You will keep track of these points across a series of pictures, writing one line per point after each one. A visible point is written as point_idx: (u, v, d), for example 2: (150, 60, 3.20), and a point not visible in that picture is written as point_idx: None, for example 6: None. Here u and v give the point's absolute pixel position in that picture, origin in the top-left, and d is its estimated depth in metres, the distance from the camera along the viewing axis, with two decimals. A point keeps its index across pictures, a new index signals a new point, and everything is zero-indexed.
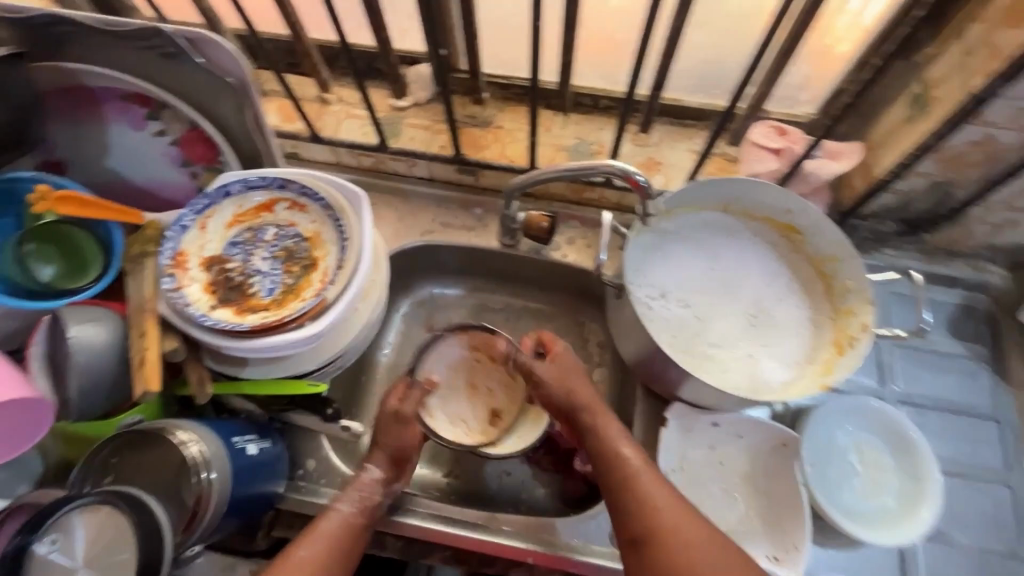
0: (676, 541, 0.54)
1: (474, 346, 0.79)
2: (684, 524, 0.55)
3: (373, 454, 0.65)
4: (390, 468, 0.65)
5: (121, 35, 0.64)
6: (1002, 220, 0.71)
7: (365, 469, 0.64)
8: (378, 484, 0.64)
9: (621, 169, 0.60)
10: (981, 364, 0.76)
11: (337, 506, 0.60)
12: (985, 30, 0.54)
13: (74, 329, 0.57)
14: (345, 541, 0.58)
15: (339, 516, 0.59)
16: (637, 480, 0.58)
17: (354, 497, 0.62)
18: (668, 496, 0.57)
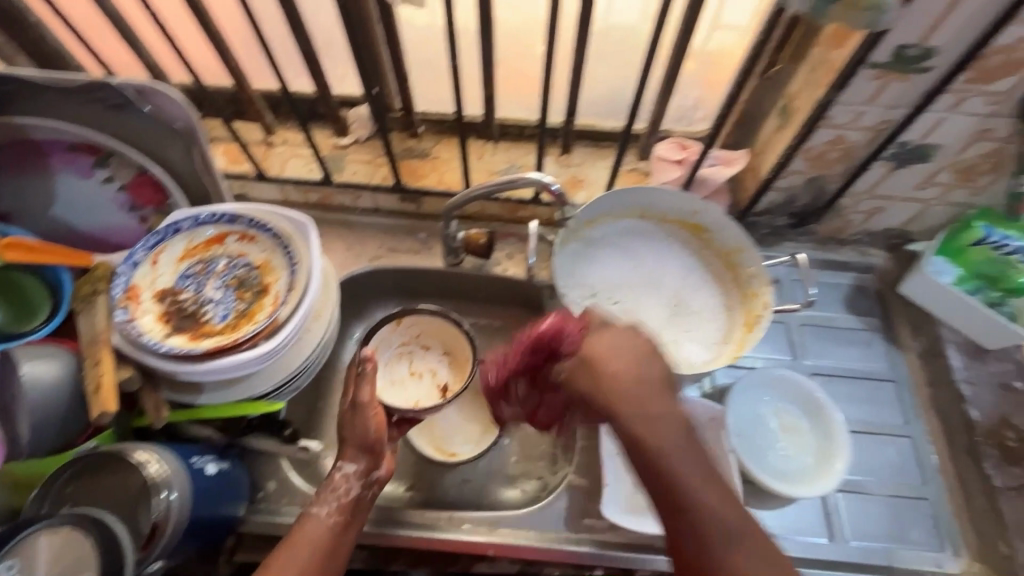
0: (713, 532, 0.49)
1: (407, 335, 0.87)
2: (727, 513, 0.49)
3: (346, 450, 0.65)
4: (366, 460, 0.65)
5: (71, 89, 0.69)
6: (871, 208, 0.83)
7: (338, 467, 0.64)
8: (353, 479, 0.64)
9: (538, 180, 0.70)
10: (875, 334, 0.87)
11: (314, 511, 0.62)
12: (821, 51, 0.66)
13: (26, 364, 0.59)
14: (325, 546, 0.60)
15: (317, 523, 0.61)
16: (681, 484, 0.49)
17: (332, 498, 0.63)
18: (712, 493, 0.49)
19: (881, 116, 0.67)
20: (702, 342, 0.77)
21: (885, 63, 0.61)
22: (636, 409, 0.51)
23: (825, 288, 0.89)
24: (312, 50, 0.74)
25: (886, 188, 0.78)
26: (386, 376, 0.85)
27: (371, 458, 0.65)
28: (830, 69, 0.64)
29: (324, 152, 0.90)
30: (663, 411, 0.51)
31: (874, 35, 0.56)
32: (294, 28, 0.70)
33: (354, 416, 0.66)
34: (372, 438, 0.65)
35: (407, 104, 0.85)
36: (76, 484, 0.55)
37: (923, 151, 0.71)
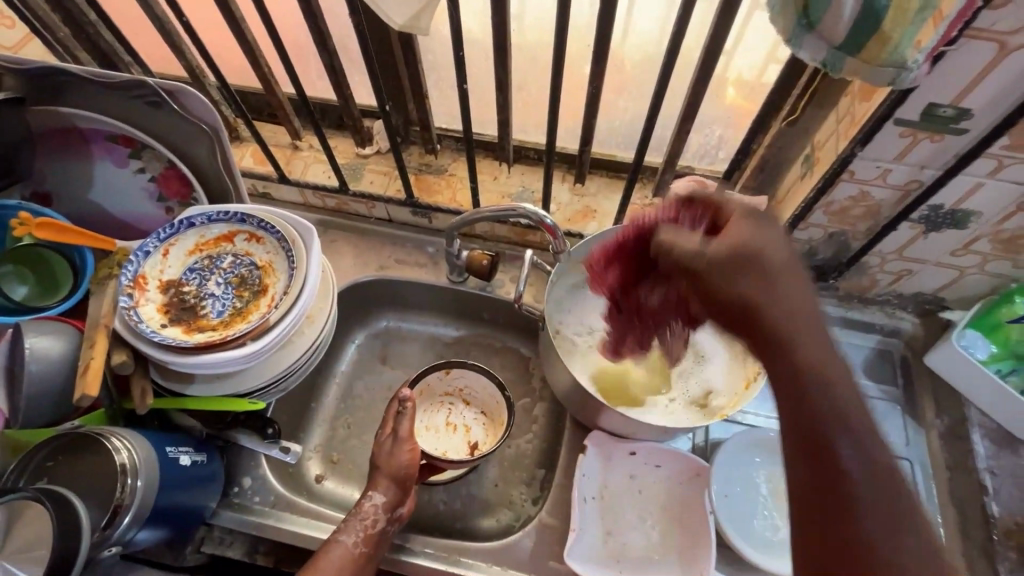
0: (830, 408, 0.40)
1: (450, 387, 0.86)
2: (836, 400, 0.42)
3: (377, 482, 0.68)
4: (391, 496, 0.67)
5: (111, 85, 0.74)
6: (899, 269, 0.77)
7: (368, 496, 0.67)
8: (381, 510, 0.66)
9: (533, 214, 0.69)
10: (894, 405, 0.80)
11: (340, 538, 0.64)
12: (849, 102, 0.62)
13: (30, 340, 0.63)
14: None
15: (342, 551, 0.62)
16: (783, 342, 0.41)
17: (358, 528, 0.65)
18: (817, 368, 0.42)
19: (909, 175, 0.63)
20: (692, 396, 0.73)
21: (913, 120, 0.57)
22: (783, 288, 0.42)
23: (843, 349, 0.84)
24: (336, 63, 0.77)
25: (917, 251, 0.73)
26: (423, 420, 0.85)
27: (397, 494, 0.68)
28: (854, 121, 0.60)
29: (345, 161, 0.93)
30: (812, 313, 0.42)
31: (899, 92, 0.53)
32: (321, 42, 0.73)
33: (392, 452, 0.69)
34: (402, 476, 0.68)
35: (426, 120, 0.86)
36: (55, 459, 0.57)
37: (957, 216, 0.66)
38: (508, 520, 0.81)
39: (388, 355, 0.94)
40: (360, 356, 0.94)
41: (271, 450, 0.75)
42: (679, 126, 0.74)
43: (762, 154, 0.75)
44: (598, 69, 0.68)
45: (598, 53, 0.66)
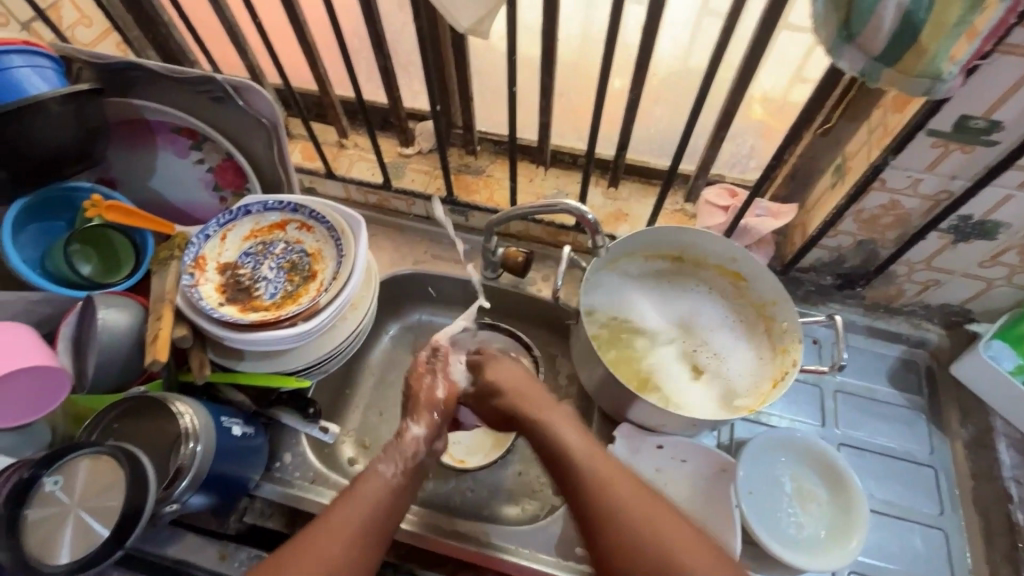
0: (626, 510, 0.57)
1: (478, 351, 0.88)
2: (625, 491, 0.59)
3: (417, 415, 0.73)
4: (431, 429, 0.72)
5: (182, 81, 0.79)
6: (927, 279, 0.79)
7: (408, 429, 0.71)
8: (421, 442, 0.70)
9: (575, 208, 0.73)
10: (919, 414, 0.81)
11: (378, 468, 0.65)
12: (882, 113, 0.65)
13: (102, 311, 0.67)
14: (387, 502, 0.63)
15: (381, 478, 0.64)
16: (582, 481, 0.60)
17: (396, 458, 0.67)
18: (608, 466, 0.61)
19: (940, 185, 0.65)
20: (723, 391, 0.77)
21: (946, 131, 0.59)
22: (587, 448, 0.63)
23: (869, 358, 0.85)
24: (390, 66, 0.82)
25: (944, 261, 0.75)
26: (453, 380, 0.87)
27: (436, 424, 0.73)
28: (887, 131, 0.63)
29: (388, 159, 0.97)
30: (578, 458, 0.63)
31: (934, 103, 0.55)
32: (378, 44, 0.78)
33: (430, 385, 0.76)
34: (441, 409, 0.75)
35: (468, 122, 0.90)
36: (121, 422, 0.63)
37: (986, 227, 0.68)
38: (534, 509, 0.83)
39: (420, 347, 0.98)
40: (393, 346, 0.98)
41: (311, 429, 0.80)
42: (714, 134, 0.78)
43: (794, 164, 0.77)
44: (639, 76, 0.72)
45: (641, 60, 0.70)
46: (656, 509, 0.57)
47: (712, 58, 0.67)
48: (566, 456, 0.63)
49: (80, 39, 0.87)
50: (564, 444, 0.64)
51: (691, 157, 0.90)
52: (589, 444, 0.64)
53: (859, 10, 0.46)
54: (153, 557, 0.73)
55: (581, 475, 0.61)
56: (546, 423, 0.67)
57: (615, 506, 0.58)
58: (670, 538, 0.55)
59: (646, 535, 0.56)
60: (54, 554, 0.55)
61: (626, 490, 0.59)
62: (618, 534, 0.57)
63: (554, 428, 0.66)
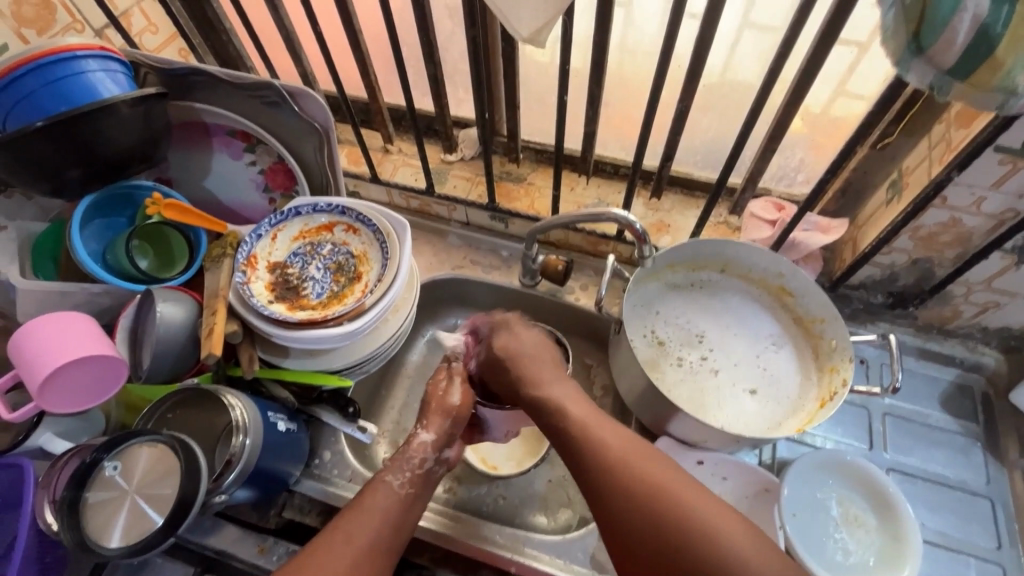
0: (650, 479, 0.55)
1: None
2: (635, 462, 0.57)
3: (428, 420, 0.69)
4: (441, 435, 0.68)
5: (242, 87, 0.81)
6: (985, 301, 0.76)
7: (418, 433, 0.67)
8: (429, 447, 0.66)
9: (623, 218, 0.72)
10: (974, 442, 0.78)
11: (386, 479, 0.63)
12: (945, 128, 0.63)
13: (160, 304, 0.69)
14: (393, 518, 0.60)
15: (389, 490, 0.62)
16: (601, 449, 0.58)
17: (405, 468, 0.64)
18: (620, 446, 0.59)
19: (1005, 204, 0.63)
20: (774, 407, 0.75)
21: (1015, 147, 0.57)
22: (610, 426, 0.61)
23: (921, 381, 0.82)
24: (438, 74, 0.83)
25: (1006, 283, 0.72)
26: None
27: (447, 431, 0.69)
28: (951, 147, 0.61)
29: (432, 165, 0.98)
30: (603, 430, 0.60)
31: (1005, 117, 0.54)
32: (429, 52, 0.79)
33: (444, 390, 0.72)
34: (453, 416, 0.70)
35: (512, 130, 0.91)
36: (174, 412, 0.67)
37: None
38: (568, 519, 0.82)
39: None
40: (430, 350, 0.98)
41: (350, 429, 0.79)
42: (764, 146, 0.76)
43: (846, 180, 0.76)
44: (690, 88, 0.71)
45: (693, 71, 0.69)
46: (677, 482, 0.54)
47: (767, 69, 0.66)
48: (578, 436, 0.60)
49: (147, 45, 0.90)
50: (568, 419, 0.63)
51: (736, 170, 0.88)
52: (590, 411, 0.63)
53: (931, 23, 0.45)
54: (196, 546, 0.76)
55: (599, 450, 0.58)
56: (547, 390, 0.66)
57: (629, 482, 0.55)
58: (696, 503, 0.53)
59: (670, 504, 0.53)
60: (107, 537, 0.57)
61: (644, 467, 0.56)
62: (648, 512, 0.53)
63: (560, 400, 0.64)
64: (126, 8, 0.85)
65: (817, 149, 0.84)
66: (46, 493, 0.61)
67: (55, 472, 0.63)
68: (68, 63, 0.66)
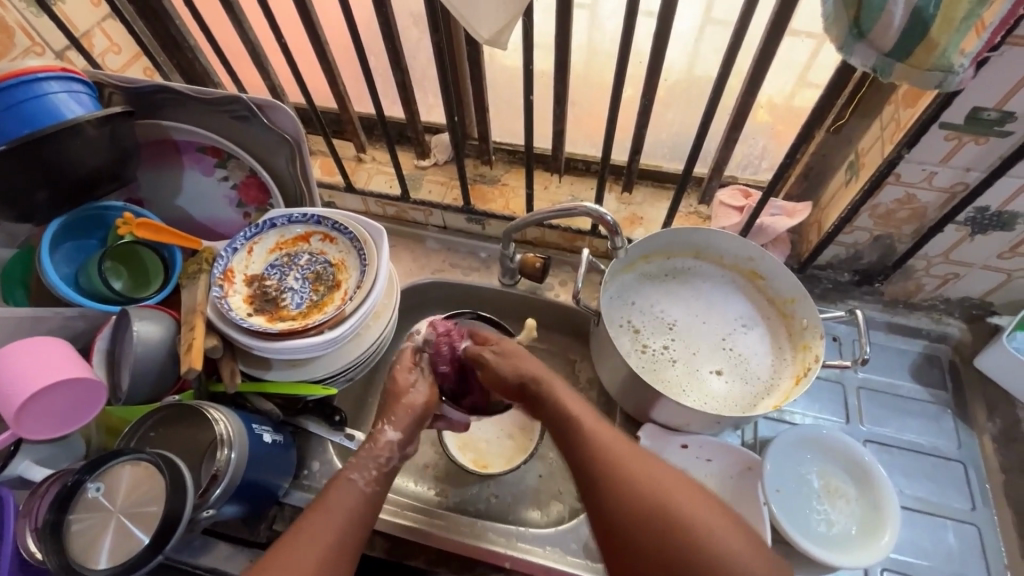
0: (639, 474, 0.56)
1: None
2: (645, 465, 0.57)
3: (393, 416, 0.66)
4: (407, 433, 0.65)
5: (207, 101, 0.81)
6: (946, 274, 0.79)
7: (382, 431, 0.65)
8: (394, 446, 0.64)
9: (594, 211, 0.73)
10: (944, 409, 0.81)
11: (350, 476, 0.60)
12: (894, 109, 0.66)
13: (136, 324, 0.69)
14: (354, 517, 0.58)
15: (352, 488, 0.60)
16: (600, 449, 0.59)
17: (370, 465, 0.62)
18: (621, 443, 0.60)
19: (955, 177, 0.66)
20: (750, 387, 0.77)
21: (959, 123, 0.60)
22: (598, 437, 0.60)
23: (892, 355, 0.85)
24: (407, 81, 0.84)
25: (963, 253, 0.75)
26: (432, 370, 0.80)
27: (413, 428, 0.66)
28: (900, 126, 0.64)
29: (406, 172, 0.99)
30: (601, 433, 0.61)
31: (945, 96, 0.57)
32: (396, 59, 0.80)
33: (412, 383, 0.68)
34: (419, 408, 0.67)
35: (483, 132, 0.92)
36: (157, 429, 0.66)
37: (1004, 218, 0.68)
38: (562, 512, 0.83)
39: None
40: None
41: (336, 436, 0.80)
42: (727, 136, 0.79)
43: (807, 164, 0.79)
44: (652, 82, 0.73)
45: (653, 66, 0.71)
46: (678, 483, 0.55)
47: (723, 62, 0.68)
48: (582, 433, 0.61)
49: (110, 65, 0.90)
50: (575, 425, 0.62)
51: (703, 161, 0.91)
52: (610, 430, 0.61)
53: (867, 9, 0.47)
54: (186, 566, 0.74)
55: (598, 452, 0.59)
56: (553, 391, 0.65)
57: (649, 488, 0.55)
58: (687, 501, 0.54)
59: (668, 505, 0.53)
60: (93, 559, 0.57)
61: (658, 473, 0.56)
62: (649, 511, 0.54)
63: (568, 404, 0.64)
64: (87, 29, 0.84)
65: (779, 136, 0.87)
66: (28, 521, 0.61)
67: (35, 500, 0.62)
68: (29, 85, 0.65)
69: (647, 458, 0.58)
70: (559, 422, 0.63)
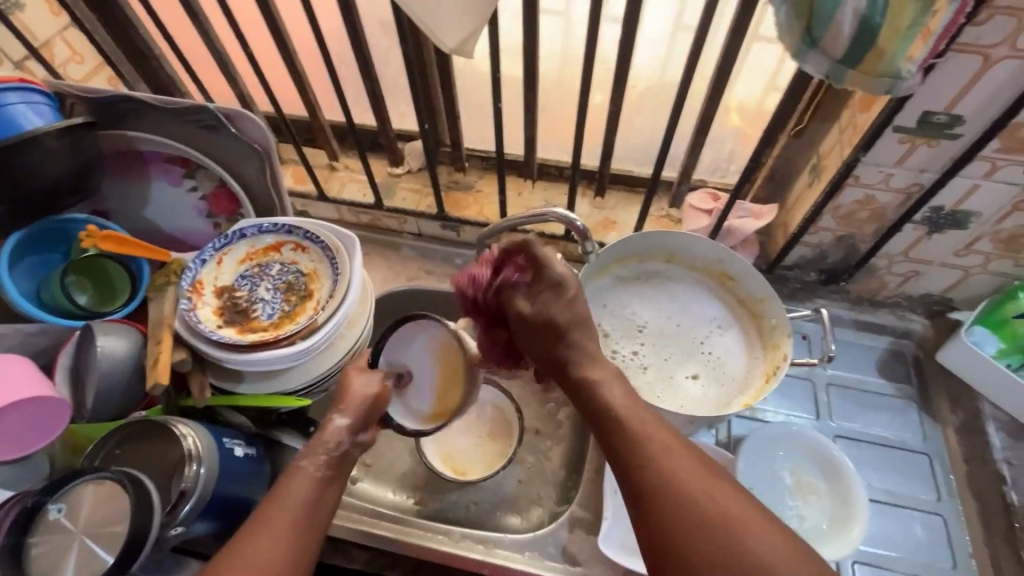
0: (704, 499, 0.47)
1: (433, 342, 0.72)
2: (715, 488, 0.48)
3: (343, 406, 0.63)
4: (358, 419, 0.63)
5: (175, 111, 0.80)
6: (907, 271, 0.82)
7: (331, 419, 0.62)
8: (344, 433, 0.61)
9: (564, 217, 0.74)
10: (910, 403, 0.83)
11: (301, 465, 0.58)
12: (851, 113, 0.68)
13: (100, 339, 0.67)
14: (310, 502, 0.56)
15: (305, 474, 0.57)
16: (659, 465, 0.49)
17: (320, 451, 0.59)
18: (681, 459, 0.50)
19: (911, 179, 0.69)
20: (721, 388, 0.78)
21: (911, 127, 0.63)
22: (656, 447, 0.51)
23: (859, 351, 0.87)
24: (377, 90, 0.84)
25: (922, 252, 0.77)
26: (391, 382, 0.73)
27: (364, 416, 0.63)
28: (857, 130, 0.66)
29: (379, 179, 0.99)
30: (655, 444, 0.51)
31: (897, 101, 0.59)
32: (365, 68, 0.80)
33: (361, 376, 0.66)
34: (372, 398, 0.65)
35: (456, 139, 0.93)
36: (123, 446, 0.65)
37: (958, 217, 0.71)
38: (541, 517, 0.83)
39: None
40: None
41: None
42: (694, 141, 0.80)
43: (772, 167, 0.81)
44: (619, 88, 0.74)
45: (618, 71, 0.72)
46: (753, 515, 0.47)
47: (686, 68, 0.70)
48: (638, 448, 0.51)
49: (72, 75, 0.88)
50: (627, 435, 0.52)
51: (673, 165, 0.92)
52: (673, 444, 0.51)
53: (818, 18, 0.49)
54: None
55: (659, 470, 0.49)
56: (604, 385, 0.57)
57: (721, 518, 0.46)
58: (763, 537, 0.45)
59: (740, 540, 0.45)
60: None
61: (727, 500, 0.47)
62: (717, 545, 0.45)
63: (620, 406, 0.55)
64: (46, 38, 0.82)
65: (745, 140, 0.89)
66: None
67: None
68: None
69: (712, 478, 0.49)
70: (611, 429, 0.54)
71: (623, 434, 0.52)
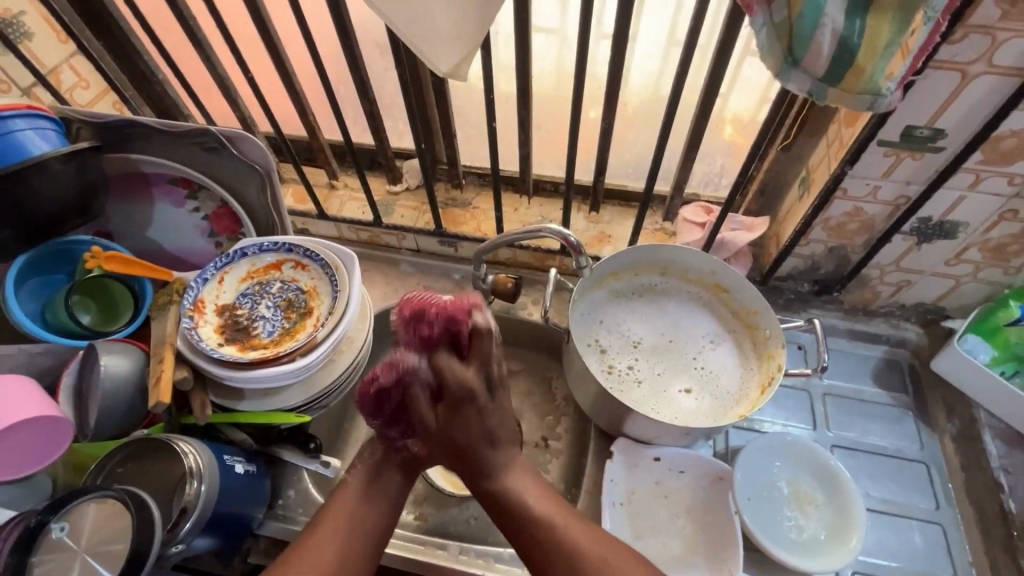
0: (575, 545, 0.58)
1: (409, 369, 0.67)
2: (585, 538, 0.59)
3: None
4: None
5: (177, 134, 0.82)
6: (899, 281, 0.83)
7: None
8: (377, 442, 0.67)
9: (559, 233, 0.75)
10: (906, 412, 0.84)
11: (348, 481, 0.64)
12: (837, 128, 0.69)
13: (104, 358, 0.68)
14: (355, 517, 0.61)
15: (350, 493, 0.63)
16: (537, 524, 0.59)
17: (361, 465, 0.66)
18: (561, 515, 0.60)
19: (897, 190, 0.70)
20: (717, 399, 0.79)
21: (896, 141, 0.64)
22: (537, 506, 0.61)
23: (854, 360, 0.88)
24: (375, 111, 0.87)
25: (912, 262, 0.78)
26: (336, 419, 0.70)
27: None
28: (842, 144, 0.67)
29: (378, 198, 1.00)
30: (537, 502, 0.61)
31: (879, 116, 0.60)
32: (363, 89, 0.82)
33: None
34: None
35: (452, 156, 0.94)
36: (124, 465, 0.65)
37: (946, 228, 0.72)
38: None
39: None
40: None
41: (313, 464, 0.79)
42: (685, 157, 0.82)
43: (762, 180, 0.82)
44: (610, 105, 0.76)
45: (609, 90, 0.74)
46: (620, 553, 0.58)
47: (674, 85, 0.72)
48: (521, 508, 0.61)
49: (78, 100, 0.90)
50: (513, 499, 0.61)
51: (666, 180, 0.94)
52: (551, 499, 0.62)
53: (798, 39, 0.51)
54: None
55: (540, 526, 0.59)
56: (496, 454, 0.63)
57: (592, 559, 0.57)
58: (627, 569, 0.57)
59: (610, 575, 0.56)
60: None
61: (597, 544, 0.58)
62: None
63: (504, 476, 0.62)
64: (54, 65, 0.85)
65: (735, 154, 0.91)
66: None
67: None
68: None
69: (584, 526, 0.60)
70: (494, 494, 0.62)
71: (509, 497, 0.61)
